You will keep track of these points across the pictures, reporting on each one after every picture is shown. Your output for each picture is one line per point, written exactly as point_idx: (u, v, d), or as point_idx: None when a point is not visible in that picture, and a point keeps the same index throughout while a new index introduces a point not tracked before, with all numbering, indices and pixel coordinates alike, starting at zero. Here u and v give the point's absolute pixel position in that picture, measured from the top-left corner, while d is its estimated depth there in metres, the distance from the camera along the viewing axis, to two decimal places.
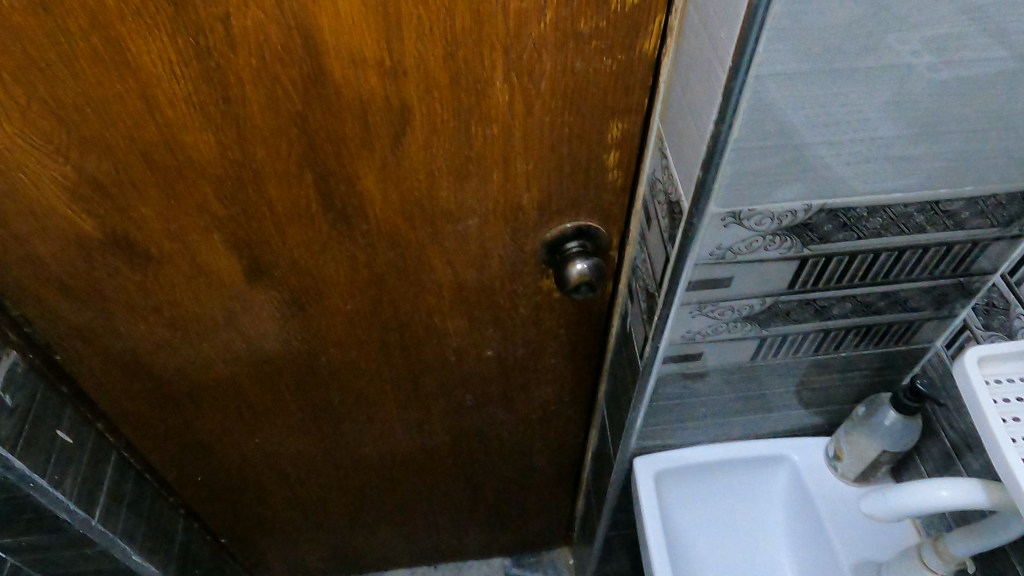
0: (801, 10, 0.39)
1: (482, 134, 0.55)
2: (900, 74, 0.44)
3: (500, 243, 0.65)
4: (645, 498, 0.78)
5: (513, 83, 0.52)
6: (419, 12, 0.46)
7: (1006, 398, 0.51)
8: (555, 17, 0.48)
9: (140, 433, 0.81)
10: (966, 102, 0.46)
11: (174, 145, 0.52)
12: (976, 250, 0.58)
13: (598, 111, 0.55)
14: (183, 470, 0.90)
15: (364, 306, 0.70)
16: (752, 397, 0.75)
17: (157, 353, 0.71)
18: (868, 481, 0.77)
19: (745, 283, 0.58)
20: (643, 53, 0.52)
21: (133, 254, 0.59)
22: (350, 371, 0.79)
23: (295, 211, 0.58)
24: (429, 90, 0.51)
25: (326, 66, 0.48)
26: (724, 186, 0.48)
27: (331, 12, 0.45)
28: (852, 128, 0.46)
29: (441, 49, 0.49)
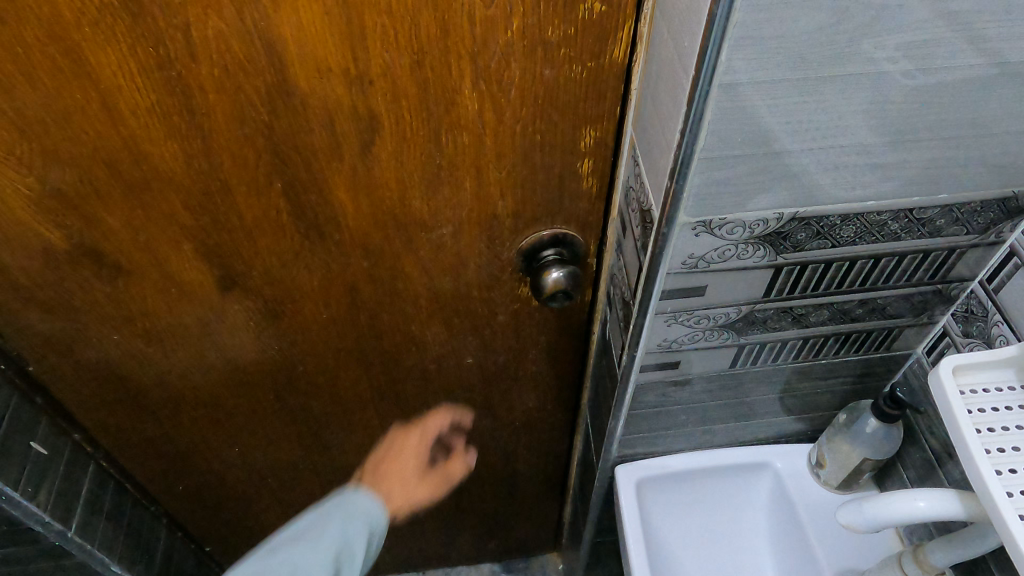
0: (762, 19, 0.38)
1: (453, 143, 0.55)
2: (868, 82, 0.43)
3: (475, 252, 0.65)
4: (626, 507, 0.77)
5: (482, 91, 0.51)
6: (383, 20, 0.46)
7: (981, 408, 0.50)
8: (521, 25, 0.48)
9: (118, 444, 0.81)
10: (936, 109, 0.45)
11: (139, 156, 0.51)
12: (953, 257, 0.57)
13: (570, 119, 0.55)
14: (164, 479, 0.89)
15: (341, 315, 0.70)
16: (734, 404, 0.74)
17: (132, 364, 0.70)
18: (850, 489, 0.76)
19: (720, 292, 0.57)
20: (613, 60, 0.51)
21: (103, 265, 0.59)
22: (330, 380, 0.79)
23: (265, 222, 0.58)
24: (397, 99, 0.51)
25: (291, 76, 0.48)
26: (693, 196, 0.48)
27: (295, 21, 0.45)
28: (822, 137, 0.46)
29: (407, 58, 0.48)
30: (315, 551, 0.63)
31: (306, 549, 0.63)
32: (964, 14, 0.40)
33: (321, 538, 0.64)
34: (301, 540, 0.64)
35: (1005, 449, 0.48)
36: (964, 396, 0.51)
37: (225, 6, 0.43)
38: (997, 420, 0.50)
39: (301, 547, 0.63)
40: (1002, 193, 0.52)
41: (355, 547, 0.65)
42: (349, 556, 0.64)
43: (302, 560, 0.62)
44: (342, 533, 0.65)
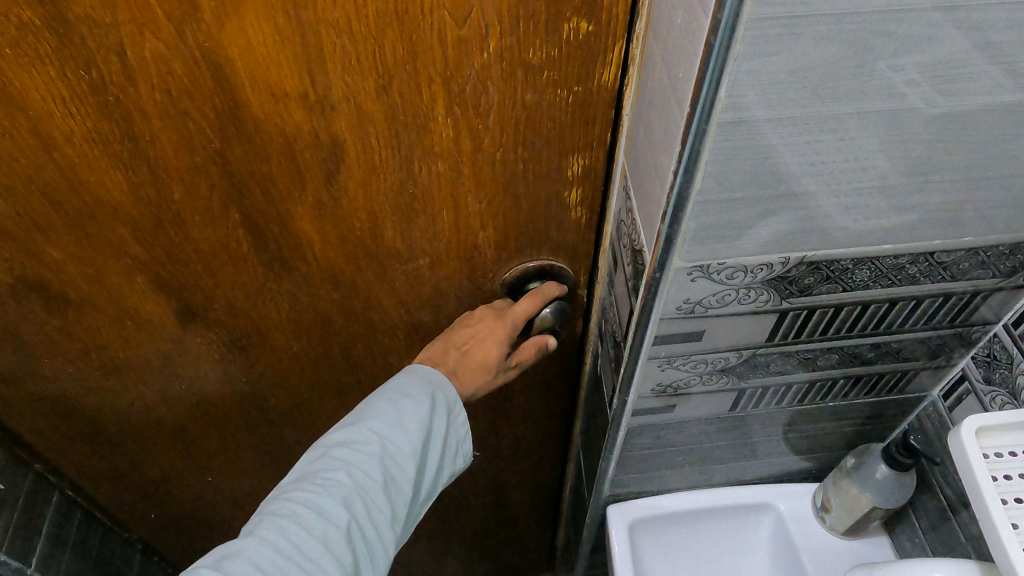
0: (764, 51, 0.34)
1: (427, 171, 0.50)
2: (888, 118, 0.38)
3: (455, 283, 0.60)
4: (617, 550, 0.72)
5: (458, 117, 0.46)
6: (343, 41, 0.41)
7: (1006, 475, 0.45)
8: (499, 46, 0.43)
9: (82, 475, 0.76)
10: (963, 146, 0.40)
11: (80, 186, 0.46)
12: (976, 300, 0.53)
13: (555, 147, 0.50)
14: (135, 508, 0.84)
15: (313, 345, 0.65)
16: (735, 444, 0.69)
17: (91, 395, 0.65)
18: (858, 535, 0.71)
19: (718, 337, 0.53)
20: (602, 84, 0.46)
21: (50, 297, 0.54)
22: (304, 410, 0.74)
23: (225, 253, 0.53)
24: (365, 126, 0.46)
25: (244, 101, 0.43)
26: (688, 240, 0.44)
27: (243, 41, 0.40)
28: (834, 178, 0.41)
29: (372, 82, 0.43)
30: (407, 424, 0.52)
31: (396, 417, 0.53)
32: (1000, 43, 0.35)
33: (410, 406, 0.53)
34: (389, 405, 0.53)
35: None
36: (987, 460, 0.46)
37: (162, 26, 0.39)
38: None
39: (388, 410, 0.53)
40: None
41: (440, 444, 0.55)
42: (435, 451, 0.55)
43: (393, 436, 0.52)
44: (434, 403, 0.55)
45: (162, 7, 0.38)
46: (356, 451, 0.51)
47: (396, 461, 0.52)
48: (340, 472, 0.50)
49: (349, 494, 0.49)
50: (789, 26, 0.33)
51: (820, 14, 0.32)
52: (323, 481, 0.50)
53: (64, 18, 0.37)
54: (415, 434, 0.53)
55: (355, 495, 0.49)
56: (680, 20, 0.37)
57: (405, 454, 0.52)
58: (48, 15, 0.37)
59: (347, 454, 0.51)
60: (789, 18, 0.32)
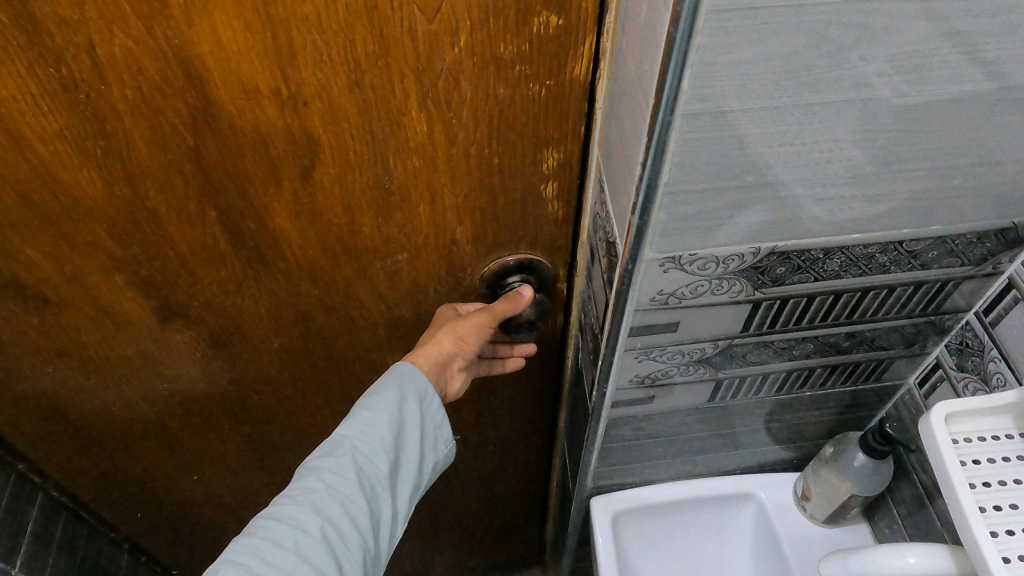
0: (727, 44, 0.34)
1: (402, 166, 0.50)
2: (852, 109, 0.39)
3: (434, 278, 0.60)
4: (600, 541, 0.73)
5: (431, 112, 0.47)
6: (315, 37, 0.41)
7: (975, 460, 0.46)
8: (470, 40, 0.43)
9: (66, 475, 0.76)
10: (927, 136, 0.41)
11: (53, 184, 0.46)
12: (947, 289, 0.53)
13: (529, 142, 0.50)
14: (120, 508, 0.84)
15: (295, 341, 0.65)
16: (715, 435, 0.70)
17: (72, 395, 0.65)
18: (837, 522, 0.72)
19: (694, 328, 0.54)
20: (574, 78, 0.46)
21: (28, 296, 0.54)
22: (288, 406, 0.75)
23: (201, 250, 0.53)
24: (338, 122, 0.46)
25: (215, 98, 0.43)
26: (659, 232, 0.44)
27: (213, 37, 0.40)
28: (801, 169, 0.42)
29: (344, 77, 0.43)
30: (377, 422, 0.54)
31: (365, 419, 0.54)
32: (960, 32, 0.36)
33: (379, 405, 0.55)
34: (361, 405, 0.55)
35: (1001, 507, 0.44)
36: (956, 445, 0.46)
37: (131, 22, 0.39)
38: (993, 474, 0.45)
39: (361, 407, 0.55)
40: (999, 223, 0.48)
41: (414, 464, 0.56)
42: (412, 440, 0.56)
43: (363, 436, 0.54)
44: (399, 396, 0.56)
45: (130, 4, 0.38)
46: (331, 459, 0.53)
47: (370, 456, 0.53)
48: (314, 481, 0.52)
49: (321, 504, 0.51)
50: (749, 17, 0.33)
51: (780, 5, 0.33)
52: (297, 490, 0.52)
53: (31, 16, 0.37)
54: (385, 423, 0.55)
55: (326, 505, 0.51)
56: (646, 13, 0.37)
57: (377, 447, 0.54)
58: (16, 14, 0.37)
59: (325, 462, 0.53)
60: (748, 10, 0.33)
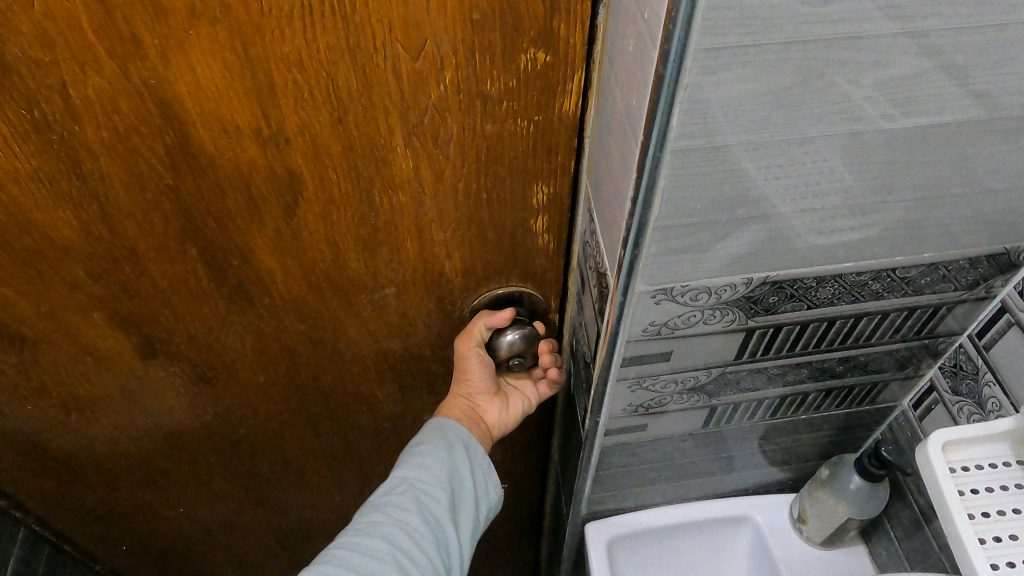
0: (717, 79, 0.34)
1: (389, 203, 0.49)
2: (845, 140, 0.38)
3: (424, 311, 0.60)
4: (595, 569, 0.71)
5: (416, 148, 0.46)
6: (295, 75, 0.40)
7: (973, 489, 0.45)
8: (455, 77, 0.42)
9: (48, 509, 0.74)
10: (919, 164, 0.40)
11: (26, 225, 0.45)
12: (940, 313, 0.53)
13: (519, 176, 0.49)
14: (106, 541, 0.82)
15: (281, 376, 0.64)
16: (711, 458, 0.69)
17: (51, 431, 0.64)
18: (836, 545, 0.71)
19: (687, 356, 0.53)
20: (564, 113, 0.46)
21: (4, 334, 0.53)
22: (276, 439, 0.73)
23: (183, 288, 0.52)
24: (321, 159, 0.45)
25: (194, 137, 0.42)
26: (651, 263, 0.44)
27: (189, 77, 0.39)
28: (795, 199, 0.41)
29: (327, 114, 0.42)
30: (431, 464, 0.58)
31: (419, 461, 0.58)
32: (954, 66, 0.35)
33: (431, 450, 0.59)
34: (414, 453, 0.60)
35: (1001, 538, 0.43)
36: (954, 474, 0.46)
37: (104, 62, 0.37)
38: (991, 504, 0.45)
39: (414, 452, 0.60)
40: (993, 249, 0.47)
41: (471, 507, 0.59)
42: (467, 482, 0.60)
43: (421, 475, 0.58)
44: (449, 441, 0.60)
45: (103, 45, 0.37)
46: (393, 498, 0.56)
47: (429, 494, 0.57)
48: (380, 516, 0.55)
49: (391, 536, 0.54)
50: (738, 54, 0.33)
51: (767, 42, 0.32)
52: (365, 525, 0.55)
53: (0, 58, 0.36)
54: (440, 463, 0.59)
55: (395, 539, 0.54)
56: (633, 46, 0.37)
57: (436, 486, 0.57)
58: None
59: (388, 500, 0.56)
60: (737, 47, 0.32)
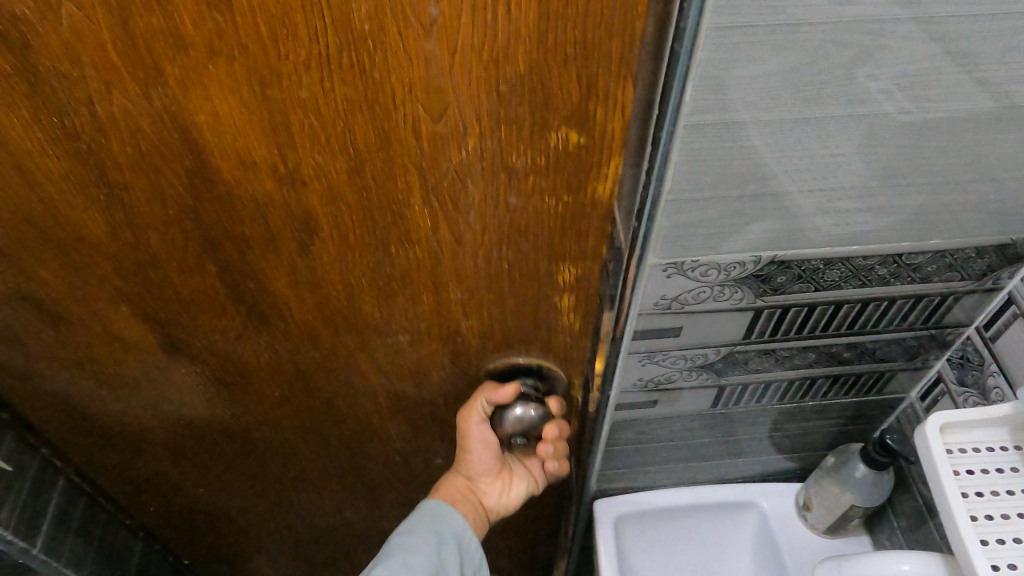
0: (728, 58, 0.34)
1: (404, 254, 0.50)
2: (859, 122, 0.39)
3: (436, 358, 0.62)
4: (603, 545, 0.73)
5: (435, 209, 0.47)
6: (312, 121, 0.40)
7: (969, 470, 0.47)
8: (478, 146, 0.42)
9: (86, 463, 0.78)
10: (932, 151, 0.41)
11: (60, 218, 0.47)
12: (947, 302, 0.54)
13: (543, 251, 0.51)
14: (135, 502, 0.86)
15: (294, 392, 0.66)
16: (719, 442, 0.71)
17: (86, 398, 0.67)
18: (839, 533, 0.73)
19: (697, 334, 0.54)
20: (597, 196, 0.46)
21: (43, 311, 0.56)
22: (289, 445, 0.75)
23: (201, 297, 0.54)
24: (337, 204, 0.46)
25: (213, 164, 0.43)
26: (662, 238, 0.45)
27: (208, 108, 0.40)
28: (807, 179, 0.42)
29: (343, 162, 0.43)
30: (416, 561, 0.62)
31: (405, 558, 0.62)
32: (962, 52, 0.36)
33: (419, 545, 0.63)
34: (398, 548, 0.63)
35: (993, 517, 0.45)
36: (951, 455, 0.47)
37: (127, 84, 0.38)
38: (986, 484, 0.46)
39: (397, 548, 0.63)
40: (1001, 239, 0.48)
41: None
42: None
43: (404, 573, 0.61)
44: (438, 536, 0.65)
45: (128, 69, 0.38)
46: None
47: None
48: None
49: None
50: (749, 33, 0.34)
51: (778, 23, 0.33)
52: None
53: (35, 69, 0.38)
54: (427, 559, 0.62)
55: None
56: None
57: None
58: (20, 65, 0.38)
59: None
60: (749, 25, 0.33)
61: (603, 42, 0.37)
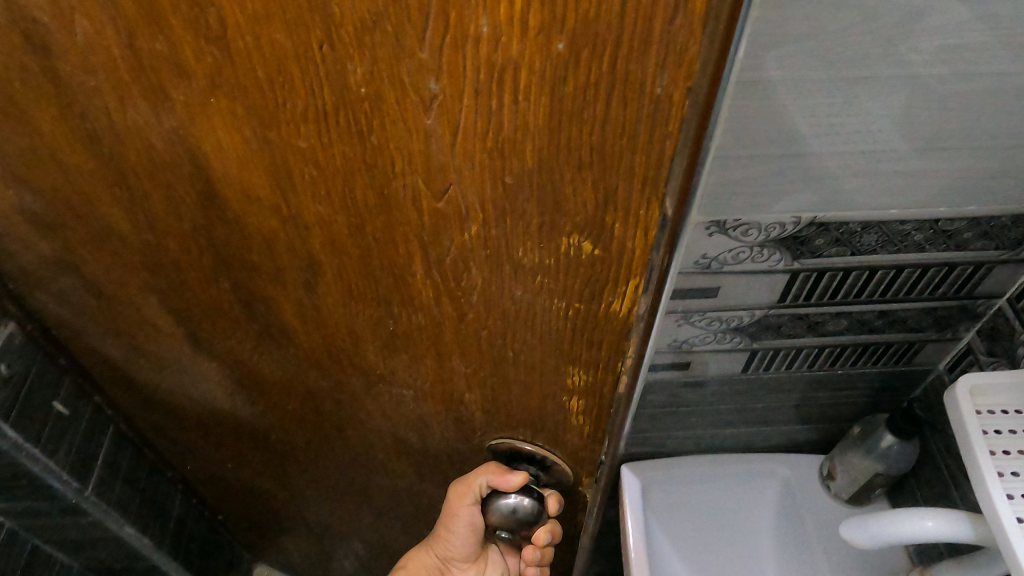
0: (783, 17, 0.35)
1: (408, 318, 0.48)
2: (905, 86, 0.39)
3: (438, 417, 0.61)
4: (627, 505, 0.74)
5: (437, 282, 0.44)
6: (312, 171, 0.38)
7: (997, 430, 0.49)
8: (484, 232, 0.39)
9: (134, 413, 0.85)
10: (973, 118, 0.41)
11: (93, 209, 0.48)
12: (979, 273, 0.54)
13: (553, 350, 0.48)
14: (175, 453, 0.94)
15: (303, 407, 0.68)
16: (743, 409, 0.72)
17: (130, 363, 0.71)
18: (862, 504, 0.74)
19: (733, 295, 0.56)
20: (610, 310, 0.44)
21: (88, 285, 0.58)
22: (303, 448, 0.77)
23: (216, 303, 0.55)
24: (339, 255, 0.44)
25: (220, 191, 0.42)
26: (705, 199, 0.46)
27: (213, 139, 0.38)
28: (847, 144, 0.42)
29: (344, 218, 0.41)
30: None
31: None
32: (1008, 19, 0.36)
33: None
34: None
35: (1019, 473, 0.47)
36: (980, 416, 0.50)
37: (138, 101, 0.37)
38: (1013, 443, 0.48)
39: None
40: None
41: None
42: None
43: None
44: None
45: (137, 85, 0.36)
46: None
47: None
48: None
49: None
50: None
51: None
52: None
53: (55, 70, 0.37)
54: None
55: None
56: None
57: None
58: (41, 64, 0.37)
59: None
60: None
61: (625, 149, 0.33)
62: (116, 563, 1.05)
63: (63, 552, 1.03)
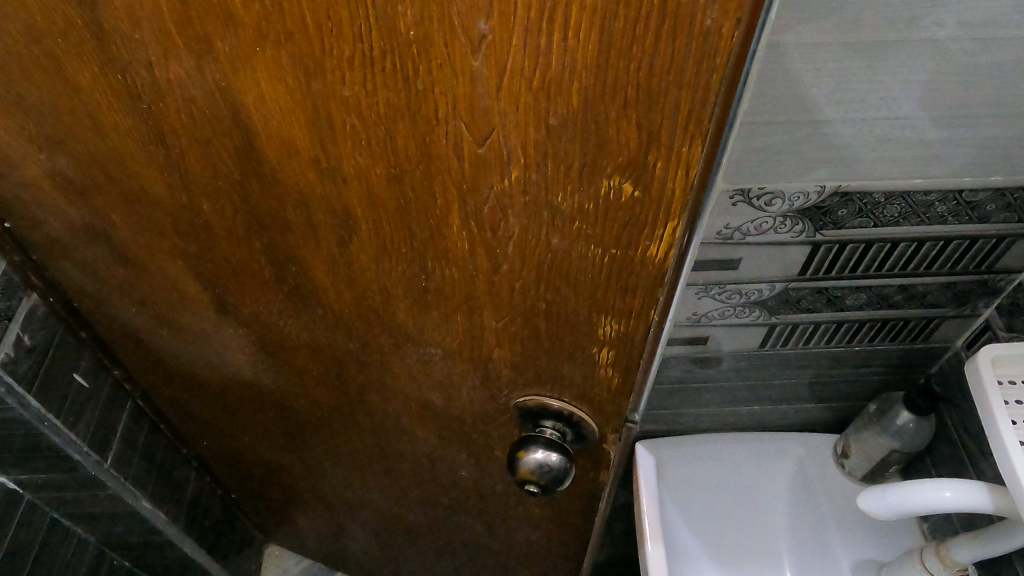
0: None
1: (441, 273, 0.49)
2: (928, 50, 0.41)
3: (466, 376, 0.60)
4: (643, 481, 0.75)
5: (473, 234, 0.44)
6: (354, 121, 0.39)
7: (1017, 401, 0.50)
8: (523, 178, 0.39)
9: (152, 387, 0.86)
10: (996, 85, 0.43)
11: (126, 170, 0.49)
12: (1001, 247, 0.54)
13: (587, 303, 0.48)
14: (191, 428, 0.94)
15: (329, 372, 0.68)
16: (759, 387, 0.72)
17: (152, 333, 0.72)
18: (876, 481, 0.75)
19: (754, 267, 0.57)
20: (647, 256, 0.43)
21: (115, 252, 0.59)
22: (325, 417, 0.78)
23: (246, 265, 0.56)
24: (376, 208, 0.44)
25: (259, 146, 0.43)
26: (733, 163, 0.48)
27: (255, 91, 0.39)
28: (872, 111, 0.44)
29: (383, 169, 0.41)
30: None
31: None
32: None
33: None
34: None
35: None
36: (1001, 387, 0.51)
37: (182, 54, 0.38)
38: None
39: None
40: None
41: None
42: None
43: None
44: None
45: (183, 38, 0.37)
46: None
47: None
48: None
49: None
50: None
51: None
52: None
53: (100, 23, 0.38)
54: None
55: None
56: None
57: None
58: (88, 19, 0.38)
59: None
60: None
61: (669, 91, 0.33)
62: (132, 537, 1.07)
63: (81, 526, 1.04)
